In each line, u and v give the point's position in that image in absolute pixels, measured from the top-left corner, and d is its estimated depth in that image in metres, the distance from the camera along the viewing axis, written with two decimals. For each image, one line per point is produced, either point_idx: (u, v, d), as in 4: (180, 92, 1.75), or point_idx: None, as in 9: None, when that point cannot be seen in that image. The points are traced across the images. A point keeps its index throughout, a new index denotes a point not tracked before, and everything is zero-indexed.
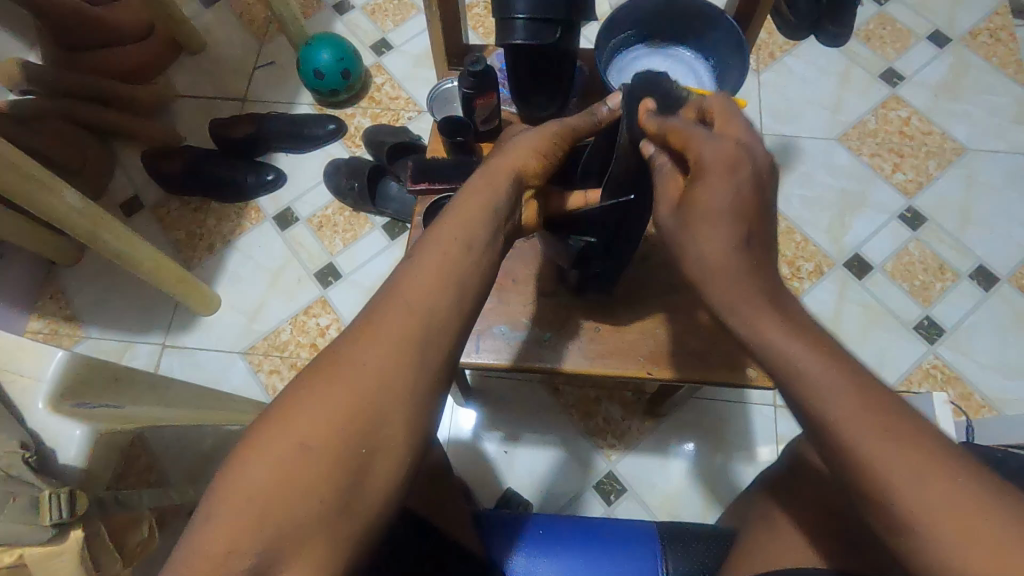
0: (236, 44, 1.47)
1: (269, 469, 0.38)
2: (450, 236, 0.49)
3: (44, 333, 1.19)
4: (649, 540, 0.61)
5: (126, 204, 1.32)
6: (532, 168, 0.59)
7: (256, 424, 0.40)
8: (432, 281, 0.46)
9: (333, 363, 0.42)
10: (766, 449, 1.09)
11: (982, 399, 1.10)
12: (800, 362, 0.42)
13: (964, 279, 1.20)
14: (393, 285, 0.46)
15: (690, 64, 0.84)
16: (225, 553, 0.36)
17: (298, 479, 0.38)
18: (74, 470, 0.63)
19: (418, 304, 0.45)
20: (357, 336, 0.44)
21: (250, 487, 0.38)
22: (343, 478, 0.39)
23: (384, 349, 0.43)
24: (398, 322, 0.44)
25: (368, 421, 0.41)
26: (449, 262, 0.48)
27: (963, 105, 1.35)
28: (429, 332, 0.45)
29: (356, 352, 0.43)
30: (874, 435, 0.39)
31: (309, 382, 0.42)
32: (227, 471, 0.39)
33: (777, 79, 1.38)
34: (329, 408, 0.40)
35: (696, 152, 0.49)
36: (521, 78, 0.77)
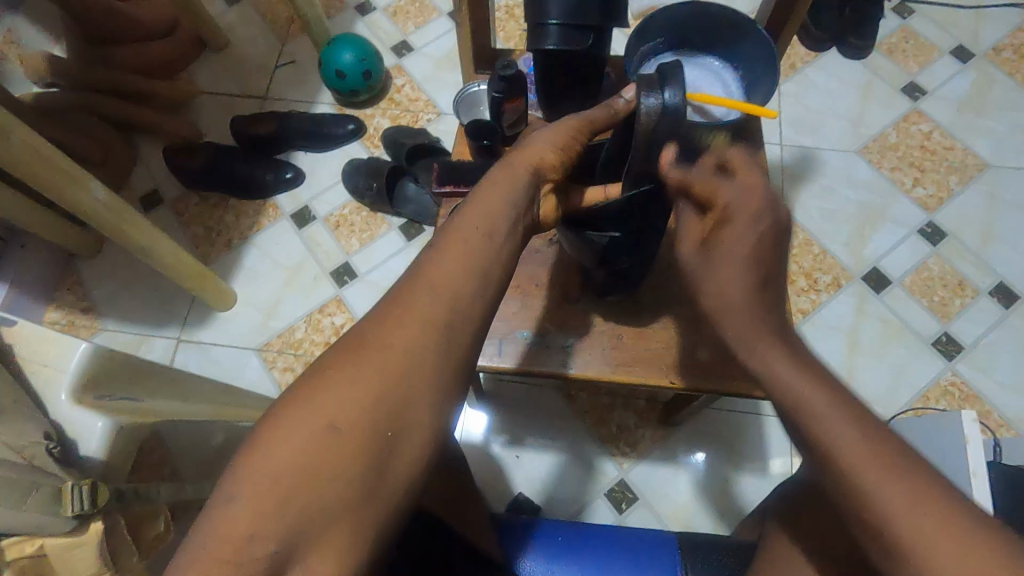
0: (258, 42, 1.48)
1: (293, 452, 0.38)
2: (472, 225, 0.48)
3: (62, 324, 1.20)
4: (669, 550, 0.60)
5: (145, 198, 1.32)
6: (551, 158, 0.56)
7: (280, 404, 0.40)
8: (457, 267, 0.46)
9: (357, 348, 0.42)
10: (780, 462, 1.09)
11: (1001, 418, 1.09)
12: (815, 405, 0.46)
13: (984, 296, 1.18)
14: (415, 272, 0.46)
15: (717, 73, 0.84)
16: (248, 536, 0.36)
17: (323, 461, 0.38)
18: (96, 462, 0.64)
19: (441, 291, 0.45)
20: (381, 321, 0.43)
21: (274, 470, 0.37)
22: (368, 460, 0.39)
23: (409, 333, 0.43)
24: (421, 310, 0.44)
25: (394, 404, 0.41)
26: (473, 248, 0.47)
27: (986, 121, 1.34)
28: (452, 319, 0.44)
29: (380, 337, 0.43)
30: (905, 506, 0.41)
31: (332, 366, 0.42)
32: (249, 452, 0.38)
33: (798, 90, 1.38)
34: (355, 390, 0.40)
35: (722, 200, 0.54)
36: (550, 85, 0.77)
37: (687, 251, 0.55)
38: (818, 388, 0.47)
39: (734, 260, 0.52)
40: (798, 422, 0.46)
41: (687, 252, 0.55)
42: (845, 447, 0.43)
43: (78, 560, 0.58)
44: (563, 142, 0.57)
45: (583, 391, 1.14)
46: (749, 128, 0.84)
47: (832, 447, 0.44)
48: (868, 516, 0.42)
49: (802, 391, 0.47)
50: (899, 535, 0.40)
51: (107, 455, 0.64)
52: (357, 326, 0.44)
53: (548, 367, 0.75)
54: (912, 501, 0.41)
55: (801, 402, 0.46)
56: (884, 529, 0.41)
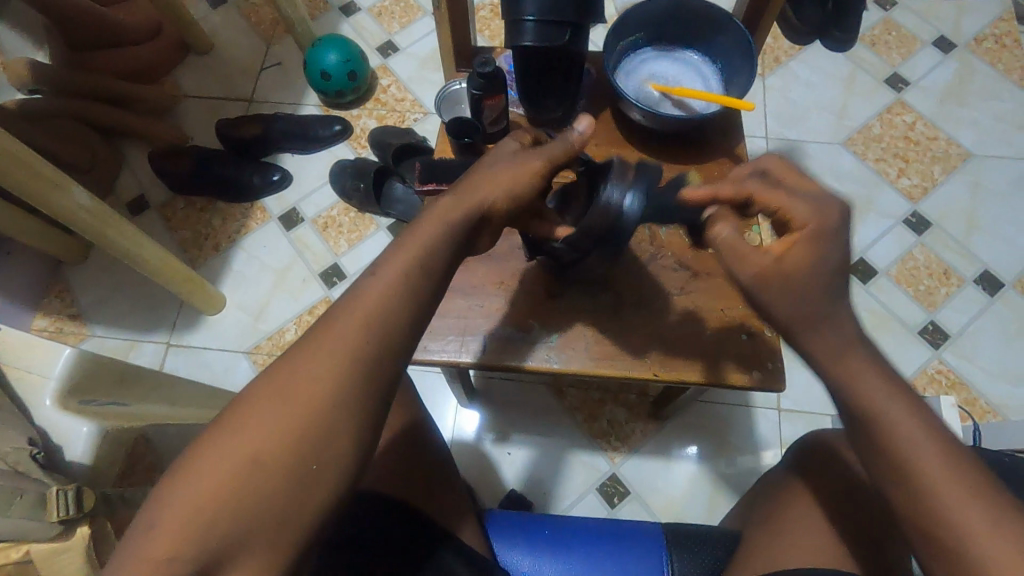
0: (243, 45, 1.47)
1: (214, 480, 0.39)
2: (411, 254, 0.48)
3: (49, 331, 1.20)
4: (656, 541, 0.61)
5: (132, 203, 1.32)
6: (504, 194, 0.54)
7: (210, 429, 0.41)
8: (392, 299, 0.46)
9: (281, 380, 0.42)
10: (769, 453, 1.09)
11: (988, 404, 1.10)
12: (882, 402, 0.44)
13: (969, 284, 1.19)
14: (352, 299, 0.46)
15: (696, 67, 0.84)
16: (166, 560, 0.37)
17: (244, 490, 0.39)
18: (81, 467, 0.64)
19: (365, 323, 0.44)
20: (311, 350, 0.44)
21: (197, 494, 0.38)
22: (289, 492, 0.40)
23: (336, 365, 0.43)
24: (343, 342, 0.44)
25: (318, 436, 0.41)
26: (409, 280, 0.47)
27: (968, 110, 1.35)
28: (375, 352, 0.44)
29: (301, 369, 0.43)
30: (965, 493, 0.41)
31: (258, 396, 0.42)
32: (175, 477, 0.39)
33: (783, 83, 1.38)
34: (280, 420, 0.41)
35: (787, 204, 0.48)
36: (530, 81, 0.78)
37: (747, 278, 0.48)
38: (902, 404, 0.45)
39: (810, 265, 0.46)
40: (876, 434, 0.45)
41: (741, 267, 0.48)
42: (928, 464, 0.43)
43: (63, 566, 0.57)
44: (520, 176, 0.55)
45: (573, 386, 1.14)
46: (728, 121, 0.84)
47: (909, 461, 0.43)
48: (940, 532, 0.42)
49: (887, 406, 0.45)
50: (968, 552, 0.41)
51: (93, 460, 0.64)
52: (281, 357, 0.44)
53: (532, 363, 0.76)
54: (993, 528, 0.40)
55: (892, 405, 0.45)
56: (952, 545, 0.41)
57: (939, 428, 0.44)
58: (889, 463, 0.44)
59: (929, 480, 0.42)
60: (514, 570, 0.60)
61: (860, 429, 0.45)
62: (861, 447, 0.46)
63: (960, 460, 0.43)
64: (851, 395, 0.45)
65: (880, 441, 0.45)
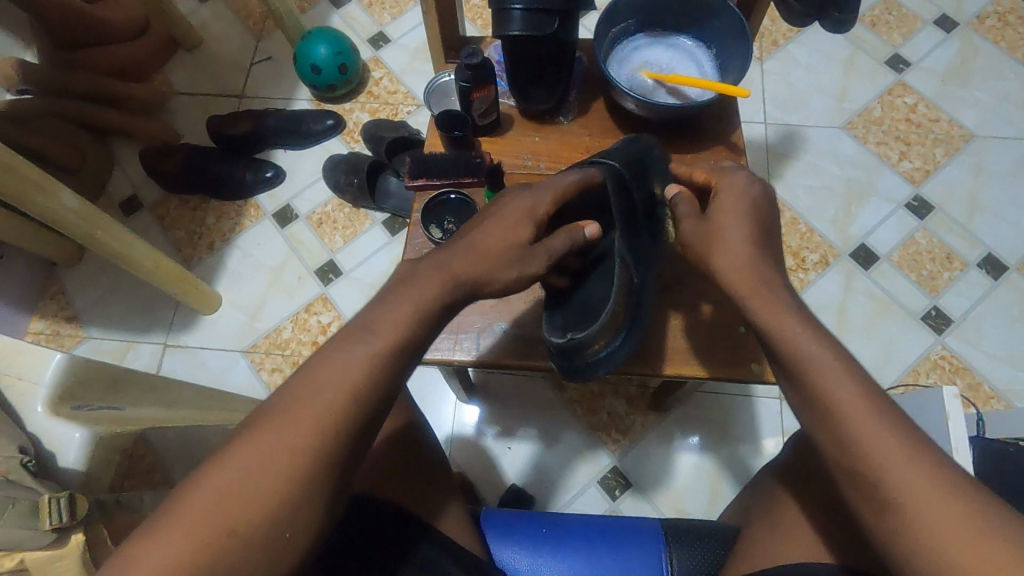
0: (232, 40, 1.45)
1: (181, 546, 0.40)
2: (394, 321, 0.49)
3: (46, 334, 1.19)
4: (654, 538, 0.60)
5: (125, 203, 1.31)
6: (494, 274, 0.57)
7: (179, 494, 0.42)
8: (374, 367, 0.47)
9: (257, 449, 0.43)
10: (771, 442, 1.09)
11: (991, 389, 1.09)
12: (837, 386, 0.45)
13: (972, 268, 1.18)
14: (334, 362, 0.47)
15: (691, 53, 0.82)
16: None
17: (217, 559, 0.40)
18: (74, 473, 0.63)
19: (337, 391, 0.45)
20: (289, 416, 0.44)
21: (169, 564, 0.39)
22: (261, 558, 0.42)
23: (313, 437, 0.44)
24: (312, 410, 0.44)
25: (292, 505, 0.43)
26: (392, 348, 0.48)
27: (971, 91, 1.32)
28: (343, 423, 0.45)
29: (274, 436, 0.43)
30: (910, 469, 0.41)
31: (231, 463, 0.43)
32: (145, 542, 0.40)
33: (781, 67, 1.36)
34: (253, 490, 0.42)
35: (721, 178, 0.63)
36: (519, 71, 0.76)
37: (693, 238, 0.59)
38: (825, 349, 0.47)
39: (738, 216, 0.58)
40: (805, 379, 0.47)
41: (688, 228, 0.60)
42: (847, 402, 0.44)
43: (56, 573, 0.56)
44: (511, 263, 0.58)
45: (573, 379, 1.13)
46: (724, 108, 0.83)
47: (831, 401, 0.45)
48: (864, 470, 0.43)
49: (810, 352, 0.47)
50: (887, 487, 0.41)
51: (87, 465, 0.64)
52: (252, 421, 0.45)
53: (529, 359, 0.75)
54: (910, 457, 0.42)
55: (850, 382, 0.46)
56: (897, 524, 0.41)
57: (862, 372, 0.46)
58: (816, 406, 0.46)
59: (849, 417, 0.44)
60: (511, 569, 0.60)
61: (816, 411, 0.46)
62: (794, 396, 0.48)
63: (880, 401, 0.44)
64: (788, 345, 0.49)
65: (805, 385, 0.47)
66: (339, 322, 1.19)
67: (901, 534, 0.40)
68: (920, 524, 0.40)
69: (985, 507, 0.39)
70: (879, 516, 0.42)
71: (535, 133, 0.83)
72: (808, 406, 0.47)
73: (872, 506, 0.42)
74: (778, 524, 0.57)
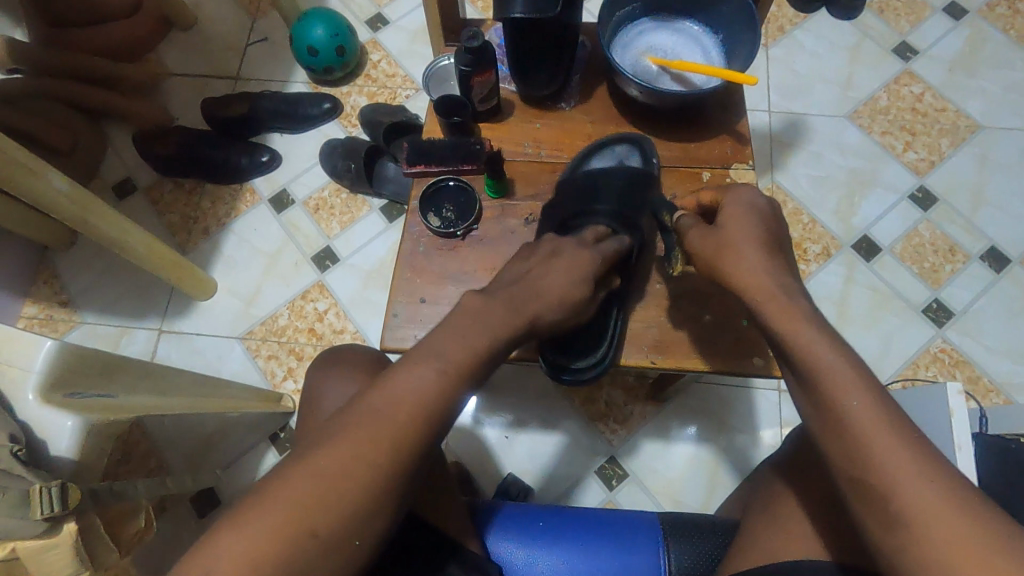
0: (227, 20, 1.42)
1: (259, 545, 0.42)
2: (460, 348, 0.51)
3: (39, 319, 1.18)
4: (651, 531, 0.60)
5: (118, 186, 1.29)
6: (546, 311, 0.58)
7: (254, 496, 0.44)
8: (439, 385, 0.49)
9: (330, 461, 0.45)
10: (768, 432, 1.08)
11: (990, 383, 1.09)
12: (840, 387, 0.47)
13: (975, 261, 1.17)
14: (404, 378, 0.49)
15: (697, 39, 0.80)
16: None
17: (290, 563, 0.42)
18: (67, 462, 0.62)
19: (402, 412, 0.47)
20: (361, 430, 0.46)
21: (244, 561, 0.41)
22: (328, 565, 0.44)
23: (384, 451, 0.46)
24: (386, 429, 0.46)
25: (362, 515, 0.45)
26: (460, 371, 0.50)
27: (979, 81, 1.30)
28: (411, 442, 0.47)
29: (349, 449, 0.45)
30: (915, 478, 0.43)
31: (306, 472, 0.45)
32: (220, 538, 0.43)
33: (787, 54, 1.34)
34: (329, 501, 0.44)
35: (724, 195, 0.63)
36: (520, 55, 0.74)
37: (699, 243, 0.60)
38: (842, 363, 0.48)
39: (744, 219, 0.58)
40: (821, 392, 0.48)
41: (695, 237, 0.61)
42: (867, 424, 0.45)
43: (51, 559, 0.56)
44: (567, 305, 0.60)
45: None
46: (729, 95, 0.81)
47: (848, 420, 0.46)
48: (880, 490, 0.43)
49: (827, 364, 0.48)
50: (900, 506, 0.42)
51: (80, 454, 0.63)
52: (324, 433, 0.47)
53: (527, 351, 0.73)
54: (924, 482, 0.42)
55: (841, 378, 0.47)
56: (895, 512, 0.42)
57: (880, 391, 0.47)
58: (837, 419, 0.46)
59: (867, 436, 0.45)
60: (507, 563, 0.59)
61: (822, 410, 0.47)
62: (807, 406, 0.49)
63: (893, 421, 0.45)
64: (806, 352, 0.49)
65: (819, 398, 0.48)
66: (336, 309, 1.18)
67: (893, 533, 0.42)
68: (910, 524, 0.42)
69: (991, 527, 0.40)
70: (887, 530, 0.43)
71: (536, 120, 0.82)
72: (822, 406, 0.47)
73: (883, 522, 0.43)
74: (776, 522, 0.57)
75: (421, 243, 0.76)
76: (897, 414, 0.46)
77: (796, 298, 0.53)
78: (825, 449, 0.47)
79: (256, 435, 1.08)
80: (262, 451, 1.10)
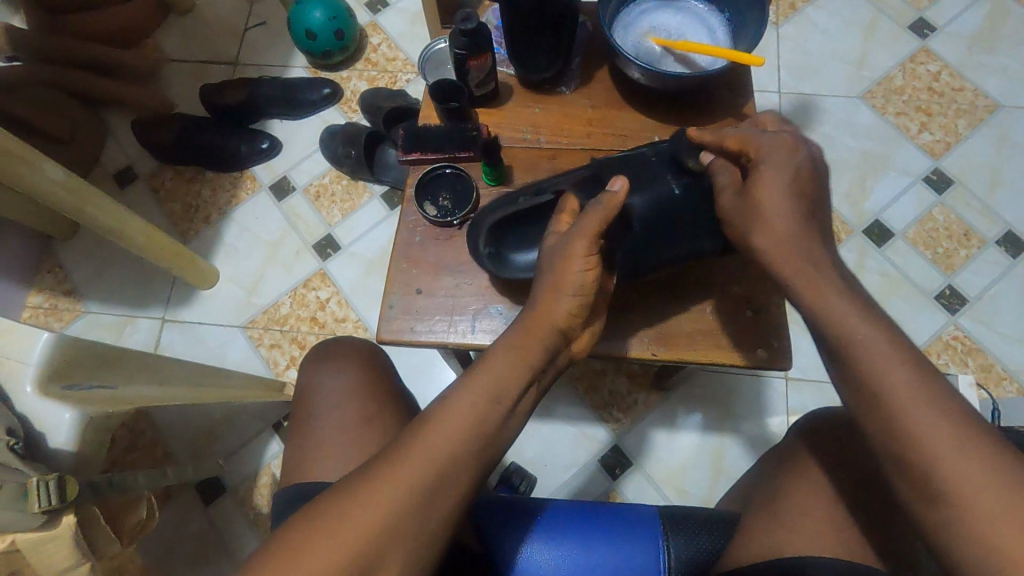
0: (224, 4, 1.40)
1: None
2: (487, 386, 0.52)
3: (43, 308, 1.18)
4: (652, 526, 0.59)
5: (119, 174, 1.28)
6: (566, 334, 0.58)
7: (280, 535, 0.46)
8: (459, 423, 0.49)
9: (349, 496, 0.46)
10: (776, 420, 1.07)
11: (1004, 371, 1.06)
12: (872, 373, 0.46)
13: (991, 246, 1.14)
14: (426, 416, 0.50)
15: (702, 18, 0.77)
16: None
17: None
18: (65, 455, 0.60)
19: (435, 443, 0.48)
20: (379, 467, 0.48)
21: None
22: None
23: (400, 483, 0.46)
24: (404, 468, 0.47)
25: (373, 552, 0.44)
26: (479, 411, 0.50)
27: (999, 57, 1.26)
28: (431, 480, 0.47)
29: (367, 484, 0.47)
30: (951, 464, 0.42)
31: (326, 509, 0.46)
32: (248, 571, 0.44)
33: (798, 33, 1.29)
34: (342, 536, 0.44)
35: (756, 143, 0.58)
36: (517, 36, 0.72)
37: None
38: (877, 339, 0.47)
39: (780, 194, 0.55)
40: (857, 368, 0.47)
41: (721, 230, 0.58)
42: (905, 402, 0.45)
43: (52, 552, 0.56)
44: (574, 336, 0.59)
45: (611, 371, 1.11)
46: (735, 78, 0.78)
47: (883, 394, 0.45)
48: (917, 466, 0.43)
49: (864, 339, 0.47)
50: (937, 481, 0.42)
51: (78, 447, 0.61)
52: (351, 475, 0.48)
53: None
54: (961, 458, 0.42)
55: (878, 367, 0.46)
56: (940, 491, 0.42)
57: (920, 362, 0.46)
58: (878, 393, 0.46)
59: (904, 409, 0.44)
60: (507, 560, 0.58)
61: (855, 393, 0.47)
62: (840, 381, 0.49)
63: (932, 395, 0.44)
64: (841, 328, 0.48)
65: (853, 372, 0.47)
66: (337, 298, 1.17)
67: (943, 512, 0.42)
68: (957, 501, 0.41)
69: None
70: (932, 509, 0.43)
71: (535, 104, 0.79)
72: (857, 387, 0.47)
73: (927, 502, 0.43)
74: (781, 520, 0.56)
75: (418, 232, 0.75)
76: (938, 387, 0.45)
77: (811, 293, 0.51)
78: (862, 426, 0.47)
79: (261, 423, 1.08)
80: (267, 438, 1.07)
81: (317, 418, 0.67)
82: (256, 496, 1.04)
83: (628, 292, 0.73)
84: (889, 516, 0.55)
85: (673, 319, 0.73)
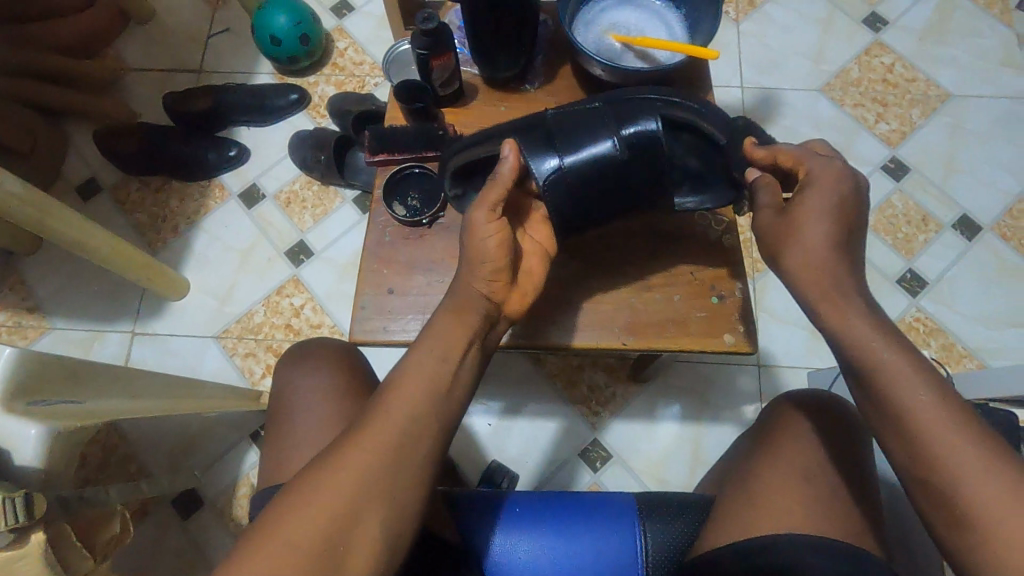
0: (186, 11, 1.38)
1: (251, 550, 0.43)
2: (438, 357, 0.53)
3: (7, 326, 1.15)
4: (628, 511, 0.60)
5: (83, 187, 1.26)
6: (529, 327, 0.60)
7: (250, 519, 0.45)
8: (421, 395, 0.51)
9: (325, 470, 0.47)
10: (751, 407, 1.09)
11: (965, 349, 1.10)
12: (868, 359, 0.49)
13: (947, 229, 1.18)
14: (399, 389, 0.51)
15: (659, 13, 0.79)
16: None
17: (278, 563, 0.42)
18: (32, 472, 0.59)
19: (389, 416, 0.49)
20: (350, 444, 0.48)
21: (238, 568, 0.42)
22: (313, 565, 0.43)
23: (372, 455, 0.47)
24: (378, 441, 0.48)
25: (347, 522, 0.45)
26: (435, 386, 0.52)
27: (948, 49, 1.31)
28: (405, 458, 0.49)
29: (342, 461, 0.47)
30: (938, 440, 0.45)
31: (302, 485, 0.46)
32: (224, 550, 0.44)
33: (758, 28, 1.33)
34: (320, 506, 0.45)
35: (807, 164, 0.57)
36: (479, 35, 0.73)
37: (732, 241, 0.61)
38: None
39: (817, 218, 0.54)
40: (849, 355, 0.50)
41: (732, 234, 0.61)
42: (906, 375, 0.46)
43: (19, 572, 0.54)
44: None
45: (590, 366, 1.12)
46: (695, 71, 0.80)
47: None
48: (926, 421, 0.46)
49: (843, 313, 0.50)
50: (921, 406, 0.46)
51: (45, 463, 0.59)
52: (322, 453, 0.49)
53: (520, 340, 0.72)
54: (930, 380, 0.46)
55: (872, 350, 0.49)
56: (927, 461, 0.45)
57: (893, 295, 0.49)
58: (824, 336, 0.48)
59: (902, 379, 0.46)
60: (487, 553, 0.58)
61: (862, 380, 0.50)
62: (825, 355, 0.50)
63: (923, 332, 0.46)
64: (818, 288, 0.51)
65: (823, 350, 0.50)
66: (312, 303, 1.17)
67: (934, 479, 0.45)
68: None
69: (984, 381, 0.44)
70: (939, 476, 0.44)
71: (499, 102, 0.80)
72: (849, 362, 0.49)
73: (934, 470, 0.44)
74: (756, 500, 0.57)
75: (387, 233, 0.75)
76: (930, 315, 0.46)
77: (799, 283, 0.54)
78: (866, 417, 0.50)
79: (239, 433, 1.07)
80: (245, 449, 1.06)
81: (289, 422, 0.67)
82: (235, 507, 1.03)
83: (597, 286, 0.75)
84: (857, 494, 0.58)
85: (646, 311, 0.74)
